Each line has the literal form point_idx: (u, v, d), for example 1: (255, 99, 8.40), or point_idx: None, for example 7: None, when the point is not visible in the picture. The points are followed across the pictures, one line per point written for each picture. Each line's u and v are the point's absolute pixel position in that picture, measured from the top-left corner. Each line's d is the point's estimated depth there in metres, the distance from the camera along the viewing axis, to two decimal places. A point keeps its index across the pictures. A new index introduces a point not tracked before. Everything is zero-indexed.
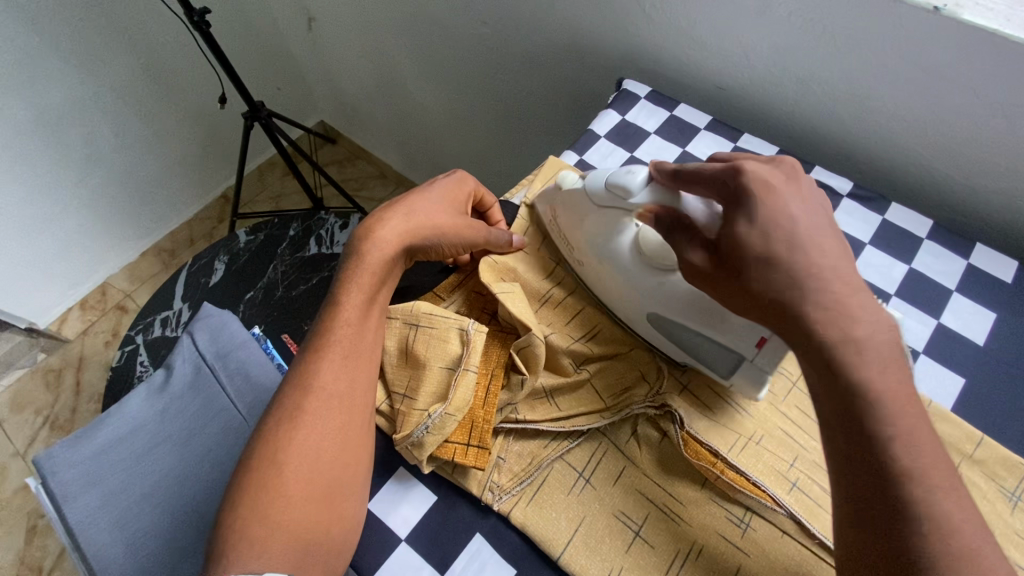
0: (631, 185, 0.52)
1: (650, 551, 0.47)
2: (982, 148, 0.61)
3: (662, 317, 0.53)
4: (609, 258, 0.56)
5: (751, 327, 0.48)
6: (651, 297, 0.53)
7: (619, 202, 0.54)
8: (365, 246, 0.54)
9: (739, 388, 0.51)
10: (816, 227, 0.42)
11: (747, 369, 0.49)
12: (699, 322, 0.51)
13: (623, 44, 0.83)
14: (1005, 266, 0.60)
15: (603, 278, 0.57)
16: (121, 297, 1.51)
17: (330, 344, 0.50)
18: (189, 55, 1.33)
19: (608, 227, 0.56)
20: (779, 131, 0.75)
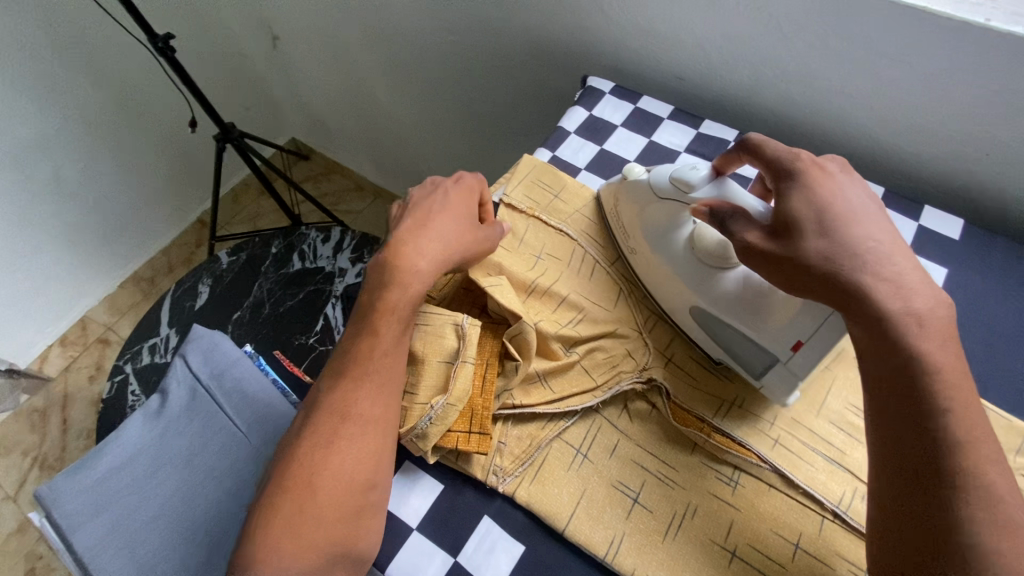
0: (693, 180, 0.55)
1: (649, 515, 0.49)
2: (923, 115, 0.65)
3: (705, 309, 0.56)
4: (663, 247, 0.59)
5: (790, 329, 0.51)
6: (703, 293, 0.56)
7: (680, 195, 0.57)
8: (400, 274, 0.53)
9: (770, 392, 0.54)
10: (867, 213, 0.46)
11: (779, 372, 0.52)
12: (742, 320, 0.54)
13: (586, 42, 0.86)
14: (951, 225, 0.65)
15: (655, 271, 0.60)
16: (103, 330, 1.49)
17: (366, 371, 0.50)
18: (155, 81, 1.33)
19: (669, 218, 0.59)
20: (739, 116, 0.79)
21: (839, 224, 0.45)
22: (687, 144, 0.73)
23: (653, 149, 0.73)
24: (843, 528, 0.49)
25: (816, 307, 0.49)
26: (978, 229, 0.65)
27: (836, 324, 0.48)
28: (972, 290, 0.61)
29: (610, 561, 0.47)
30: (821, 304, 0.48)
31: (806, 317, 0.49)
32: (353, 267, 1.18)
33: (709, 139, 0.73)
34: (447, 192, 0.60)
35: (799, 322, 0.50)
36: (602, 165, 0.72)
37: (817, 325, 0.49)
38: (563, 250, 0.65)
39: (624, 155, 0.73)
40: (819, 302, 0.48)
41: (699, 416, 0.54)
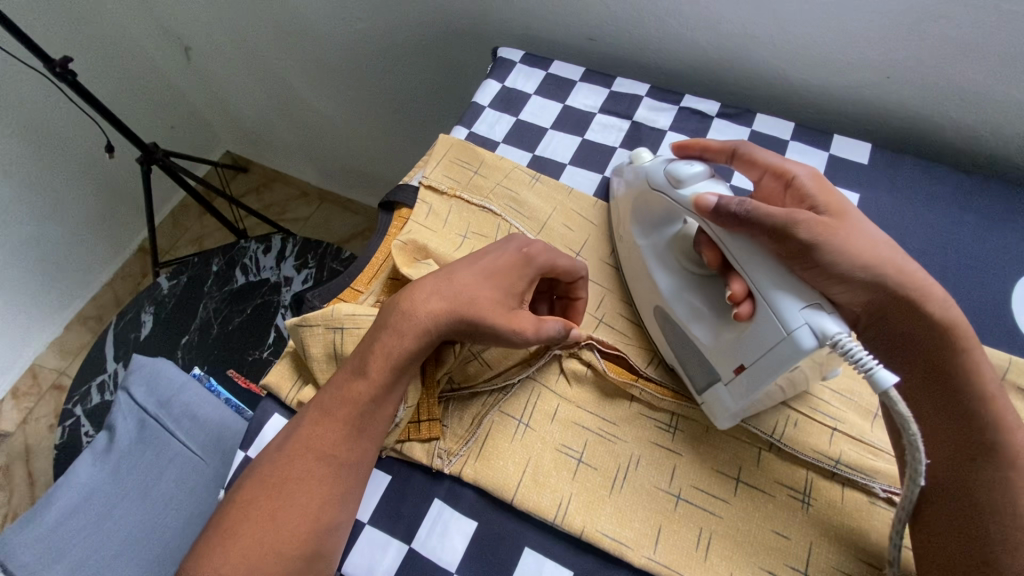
0: (683, 176, 0.51)
1: (594, 472, 0.50)
2: (824, 45, 0.66)
3: (666, 312, 0.54)
4: (652, 242, 0.57)
5: (736, 351, 0.47)
6: (668, 293, 0.54)
7: (666, 188, 0.53)
8: (402, 314, 0.48)
9: (711, 411, 0.50)
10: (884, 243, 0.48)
11: (722, 391, 0.49)
12: (700, 325, 0.51)
13: (497, 10, 0.85)
14: (861, 150, 0.67)
15: (638, 268, 0.58)
16: (56, 376, 1.43)
17: (347, 411, 0.47)
18: (64, 109, 1.25)
19: (659, 213, 0.56)
20: (651, 71, 0.80)
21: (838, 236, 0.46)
22: (602, 105, 0.73)
23: (569, 114, 0.73)
24: (779, 455, 0.50)
25: (769, 332, 0.44)
26: (885, 151, 0.67)
27: (778, 352, 0.44)
28: (883, 211, 0.63)
29: (561, 522, 0.48)
30: (773, 327, 0.44)
31: (755, 341, 0.46)
32: (299, 274, 1.15)
33: (622, 96, 0.73)
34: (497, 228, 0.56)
35: (749, 344, 0.46)
36: (519, 136, 0.72)
37: (761, 351, 0.45)
38: (488, 226, 0.64)
39: (541, 123, 0.72)
40: (772, 324, 0.44)
41: (632, 368, 0.55)
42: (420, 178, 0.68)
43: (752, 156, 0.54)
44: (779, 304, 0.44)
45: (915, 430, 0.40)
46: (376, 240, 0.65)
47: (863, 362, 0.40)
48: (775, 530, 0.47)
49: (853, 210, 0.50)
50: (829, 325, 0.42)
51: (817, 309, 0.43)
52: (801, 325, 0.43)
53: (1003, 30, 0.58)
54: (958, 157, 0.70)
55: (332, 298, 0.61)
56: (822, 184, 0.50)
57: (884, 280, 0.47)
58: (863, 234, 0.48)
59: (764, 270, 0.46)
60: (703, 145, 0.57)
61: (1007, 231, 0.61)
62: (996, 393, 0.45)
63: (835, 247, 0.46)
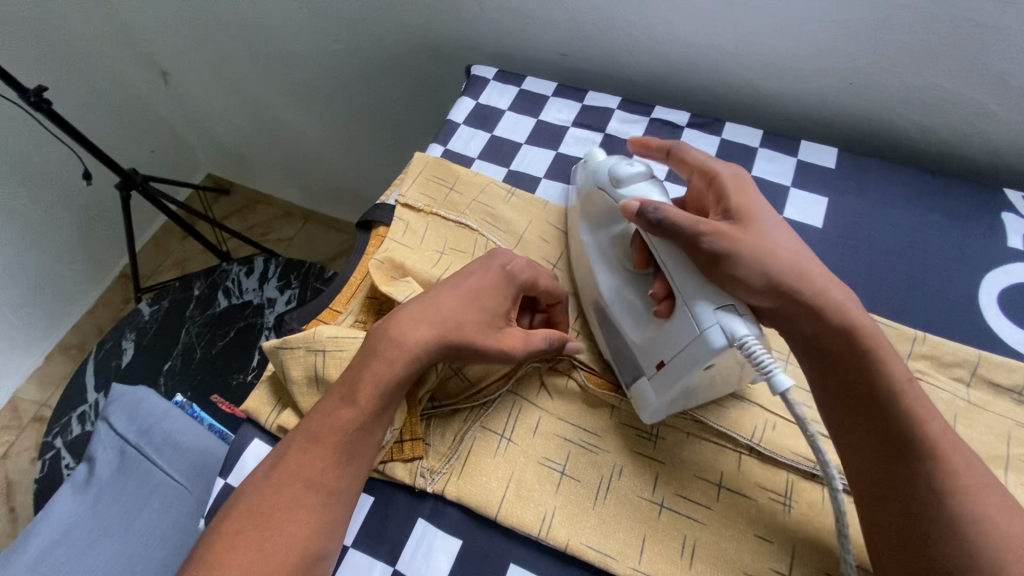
0: (622, 176, 0.54)
1: (577, 484, 0.50)
2: (790, 54, 0.68)
3: (604, 310, 0.56)
4: (596, 240, 0.58)
5: (657, 348, 0.49)
6: (605, 290, 0.55)
7: (609, 188, 0.55)
8: (387, 339, 0.49)
9: (636, 403, 0.51)
10: (792, 247, 0.49)
11: (643, 384, 0.51)
12: (629, 322, 0.52)
13: (471, 29, 0.87)
14: (828, 154, 0.69)
15: (585, 264, 0.59)
16: (37, 408, 1.41)
17: (332, 438, 0.47)
18: (39, 137, 1.24)
19: (603, 211, 0.58)
20: (624, 85, 0.81)
21: (752, 242, 0.48)
22: (574, 119, 0.74)
23: (543, 129, 0.74)
24: (760, 458, 0.51)
25: (685, 329, 0.46)
26: (852, 156, 0.69)
27: (691, 352, 0.45)
28: (852, 214, 0.64)
29: (545, 536, 0.48)
30: (687, 326, 0.46)
31: (671, 341, 0.47)
32: (282, 295, 1.15)
33: (594, 110, 0.75)
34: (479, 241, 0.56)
35: (669, 343, 0.48)
36: (494, 151, 0.73)
37: (678, 349, 0.47)
38: (465, 242, 0.64)
39: (516, 138, 0.73)
40: (686, 323, 0.46)
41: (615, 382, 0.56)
42: (397, 196, 0.68)
43: (683, 158, 0.56)
44: (695, 305, 0.45)
45: (813, 434, 0.42)
46: (354, 259, 0.65)
47: (764, 365, 0.42)
48: (758, 534, 0.48)
49: (767, 219, 0.50)
50: (734, 326, 0.44)
51: (726, 307, 0.45)
52: (710, 325, 0.44)
53: (957, 36, 0.60)
54: (921, 159, 0.72)
55: (310, 320, 0.61)
56: (742, 187, 0.52)
57: (793, 283, 0.47)
58: (773, 242, 0.48)
59: (683, 272, 0.47)
60: (644, 143, 0.59)
61: (972, 229, 0.62)
62: (907, 385, 0.44)
63: (744, 256, 0.47)
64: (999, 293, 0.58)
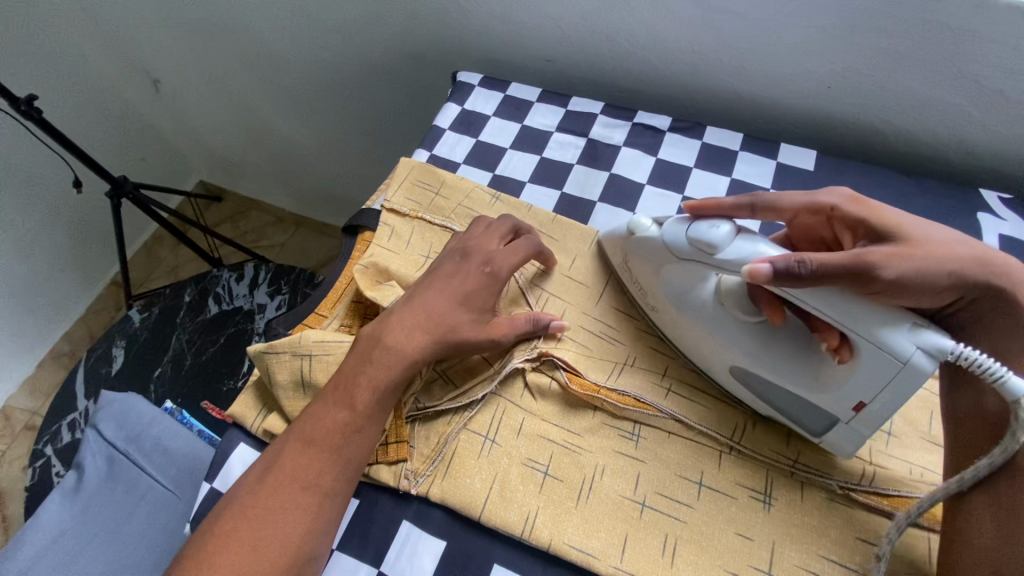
0: (717, 241, 0.48)
1: (560, 484, 0.51)
2: (769, 59, 0.69)
3: (746, 373, 0.51)
4: (693, 308, 0.53)
5: (850, 392, 0.46)
6: (740, 351, 0.51)
7: (702, 257, 0.50)
8: (384, 345, 0.51)
9: (833, 447, 0.50)
10: (948, 241, 0.47)
11: (842, 431, 0.48)
12: (791, 374, 0.49)
13: (458, 36, 0.88)
14: (807, 157, 0.70)
15: (691, 333, 0.54)
16: (29, 417, 1.41)
17: (332, 440, 0.48)
18: (30, 146, 1.24)
19: (689, 275, 0.53)
20: (608, 90, 0.82)
21: (912, 254, 0.45)
22: (559, 124, 0.75)
23: (527, 134, 0.75)
24: (739, 457, 0.51)
25: (883, 366, 0.43)
26: (830, 158, 0.70)
27: (900, 382, 0.43)
28: None
29: (528, 537, 0.48)
30: (886, 362, 0.42)
31: (870, 377, 0.44)
32: (272, 300, 1.15)
33: (578, 115, 0.76)
34: (455, 249, 0.58)
35: (867, 385, 0.44)
36: (479, 156, 0.73)
37: (883, 385, 0.44)
38: None
39: (501, 143, 0.74)
40: (884, 359, 0.42)
41: None
42: (382, 201, 0.68)
43: (776, 206, 0.53)
44: (886, 339, 0.42)
45: (1020, 437, 0.41)
46: (340, 264, 0.66)
47: (992, 370, 0.40)
48: (738, 532, 0.48)
49: (908, 220, 0.48)
50: (942, 341, 0.41)
51: (923, 327, 0.42)
52: (915, 351, 0.41)
53: (929, 40, 0.61)
54: (899, 161, 0.73)
55: (297, 324, 0.61)
56: (864, 203, 0.50)
57: (964, 280, 0.45)
58: (932, 242, 0.46)
59: (856, 314, 0.43)
60: (716, 205, 0.54)
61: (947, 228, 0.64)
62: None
63: (915, 270, 0.44)
64: None
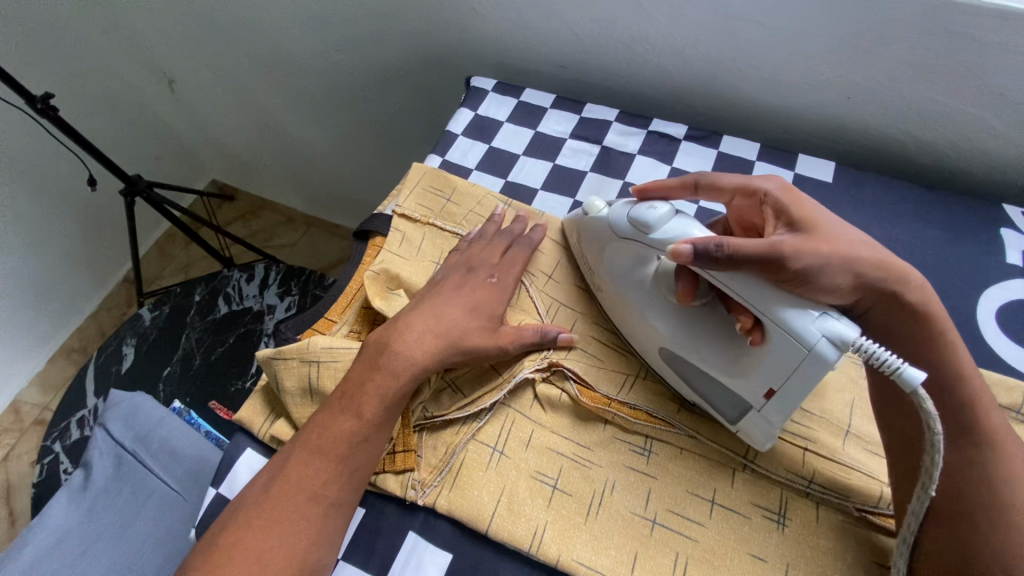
0: (652, 220, 0.51)
1: (569, 498, 0.50)
2: (788, 68, 0.68)
3: (671, 352, 0.53)
4: (631, 289, 0.55)
5: (759, 377, 0.46)
6: (665, 332, 0.52)
7: (640, 237, 0.53)
8: (391, 352, 0.51)
9: (747, 436, 0.50)
10: (866, 240, 0.48)
11: (755, 419, 0.48)
12: (710, 359, 0.50)
13: (472, 41, 0.87)
14: (825, 168, 0.69)
15: (628, 312, 0.56)
16: (38, 412, 1.42)
17: (336, 449, 0.48)
18: (46, 144, 1.26)
19: (629, 257, 0.55)
20: (622, 97, 0.81)
21: (826, 247, 0.46)
22: (572, 131, 0.74)
23: (540, 140, 0.74)
24: (753, 474, 0.50)
25: (789, 352, 0.43)
26: (850, 169, 0.69)
27: (804, 370, 0.43)
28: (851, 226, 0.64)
29: (536, 552, 0.47)
30: (792, 347, 0.43)
31: (779, 364, 0.44)
32: (281, 302, 1.15)
33: (592, 121, 0.75)
34: (460, 263, 0.59)
35: (771, 370, 0.45)
36: (492, 162, 0.73)
37: (789, 372, 0.44)
38: None
39: (514, 150, 0.74)
40: (791, 343, 0.43)
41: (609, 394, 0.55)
42: (393, 207, 0.68)
43: (716, 183, 0.55)
44: (792, 323, 0.43)
45: (940, 429, 0.40)
46: (349, 270, 0.65)
47: (888, 362, 0.40)
48: (751, 552, 0.47)
49: (827, 217, 0.49)
50: (847, 331, 0.41)
51: (828, 316, 0.42)
52: (819, 338, 0.42)
53: (954, 51, 0.59)
54: (919, 173, 0.72)
55: (306, 329, 0.61)
56: (794, 194, 0.51)
57: (875, 279, 0.47)
58: (841, 238, 0.47)
59: (765, 297, 0.44)
60: (661, 186, 0.56)
61: (969, 243, 0.62)
62: (970, 373, 0.46)
63: (825, 262, 0.45)
64: (997, 308, 0.58)
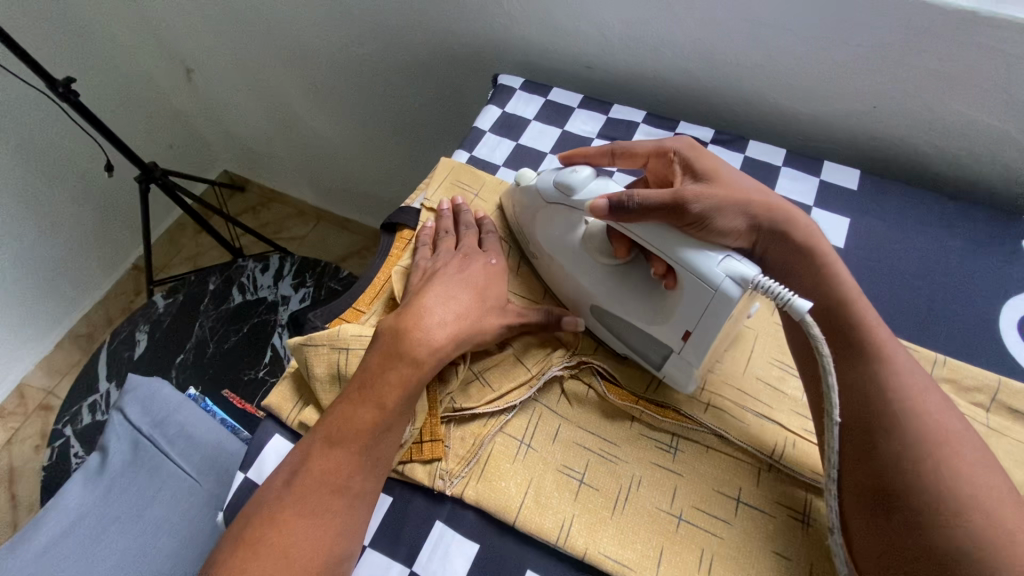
0: (576, 182, 0.55)
1: (596, 493, 0.50)
2: (816, 75, 0.68)
3: (602, 309, 0.56)
4: (558, 250, 0.58)
5: (677, 321, 0.50)
6: (592, 289, 0.56)
7: (565, 198, 0.57)
8: (411, 341, 0.51)
9: (675, 379, 0.54)
10: (759, 189, 0.54)
11: (677, 361, 0.52)
12: (632, 310, 0.54)
13: (497, 39, 0.88)
14: (850, 175, 0.69)
15: (559, 273, 0.59)
16: (43, 396, 1.42)
17: (360, 439, 0.49)
18: (63, 128, 1.26)
19: (556, 220, 0.58)
20: (647, 99, 0.82)
21: (721, 195, 0.51)
22: (599, 130, 0.75)
23: (568, 139, 0.75)
24: (779, 475, 0.51)
25: (698, 293, 0.47)
26: (874, 178, 0.69)
27: (714, 310, 0.47)
28: (876, 233, 0.65)
29: (564, 544, 0.48)
30: (700, 287, 0.47)
31: (690, 305, 0.49)
32: (296, 293, 1.16)
33: (618, 122, 0.76)
34: (454, 250, 0.60)
35: (684, 314, 0.49)
36: (520, 159, 0.73)
37: (700, 314, 0.48)
38: None
39: (541, 148, 0.74)
40: (698, 284, 0.47)
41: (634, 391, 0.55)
42: (423, 200, 0.68)
43: (632, 151, 0.59)
44: (698, 265, 0.47)
45: (825, 351, 0.44)
46: (377, 261, 0.66)
47: (780, 294, 0.44)
48: (775, 550, 0.48)
49: (724, 170, 0.55)
50: (747, 269, 0.45)
51: (730, 258, 0.46)
52: (723, 279, 0.45)
53: (982, 64, 0.60)
54: (942, 183, 0.72)
55: (334, 318, 0.61)
56: (698, 151, 0.56)
57: (771, 218, 0.53)
58: (736, 187, 0.53)
59: (675, 244, 0.48)
60: (584, 154, 0.61)
61: (992, 254, 0.63)
62: (858, 295, 0.50)
63: (721, 208, 0.51)
64: (1018, 318, 0.59)
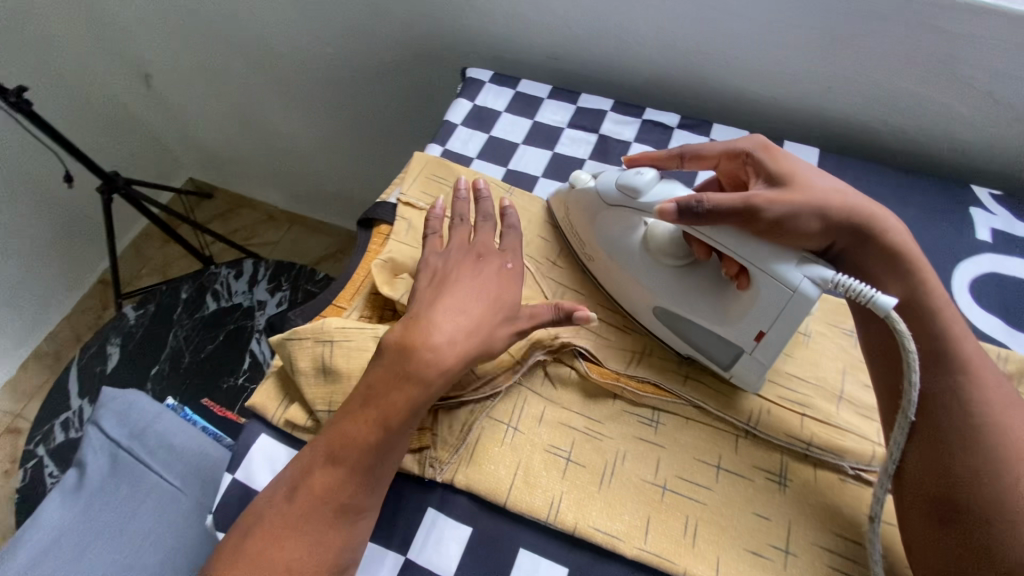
0: (640, 184, 0.55)
1: (582, 470, 0.52)
2: (773, 59, 0.71)
3: (668, 310, 0.56)
4: (620, 254, 0.58)
5: (752, 322, 0.51)
6: (659, 292, 0.56)
7: (628, 201, 0.56)
8: (410, 359, 0.49)
9: (741, 378, 0.55)
10: (841, 188, 0.53)
11: (748, 360, 0.53)
12: (702, 312, 0.54)
13: (463, 33, 0.89)
14: (809, 154, 0.72)
15: (619, 275, 0.59)
16: (10, 420, 1.37)
17: (358, 459, 0.47)
18: (18, 139, 1.21)
19: (617, 222, 0.58)
20: (614, 88, 0.84)
21: (799, 198, 0.50)
22: (569, 120, 0.76)
23: (539, 130, 0.76)
24: (755, 440, 0.53)
25: (776, 294, 0.48)
26: (832, 156, 0.73)
27: (791, 310, 0.48)
28: None
29: (553, 520, 0.49)
30: (778, 289, 0.48)
31: (765, 307, 0.49)
32: (273, 297, 1.15)
33: (587, 111, 0.77)
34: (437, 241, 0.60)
35: (759, 315, 0.50)
36: (493, 151, 0.74)
37: (775, 314, 0.49)
38: None
39: (513, 139, 0.75)
40: (777, 287, 0.48)
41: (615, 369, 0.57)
42: (399, 194, 0.69)
43: (700, 153, 0.58)
44: (776, 268, 0.47)
45: (912, 348, 0.45)
46: (356, 257, 0.66)
47: (863, 292, 0.45)
48: (755, 512, 0.50)
49: (803, 169, 0.53)
50: (824, 270, 0.47)
51: (808, 259, 0.48)
52: (802, 280, 0.47)
53: (925, 43, 0.64)
54: (895, 159, 0.76)
55: (315, 315, 0.61)
56: (773, 152, 0.55)
57: (852, 218, 0.51)
58: (816, 187, 0.51)
59: (751, 249, 0.49)
60: (650, 157, 0.61)
61: (943, 223, 0.66)
62: (945, 304, 0.49)
63: (799, 212, 0.50)
64: (970, 281, 0.63)
